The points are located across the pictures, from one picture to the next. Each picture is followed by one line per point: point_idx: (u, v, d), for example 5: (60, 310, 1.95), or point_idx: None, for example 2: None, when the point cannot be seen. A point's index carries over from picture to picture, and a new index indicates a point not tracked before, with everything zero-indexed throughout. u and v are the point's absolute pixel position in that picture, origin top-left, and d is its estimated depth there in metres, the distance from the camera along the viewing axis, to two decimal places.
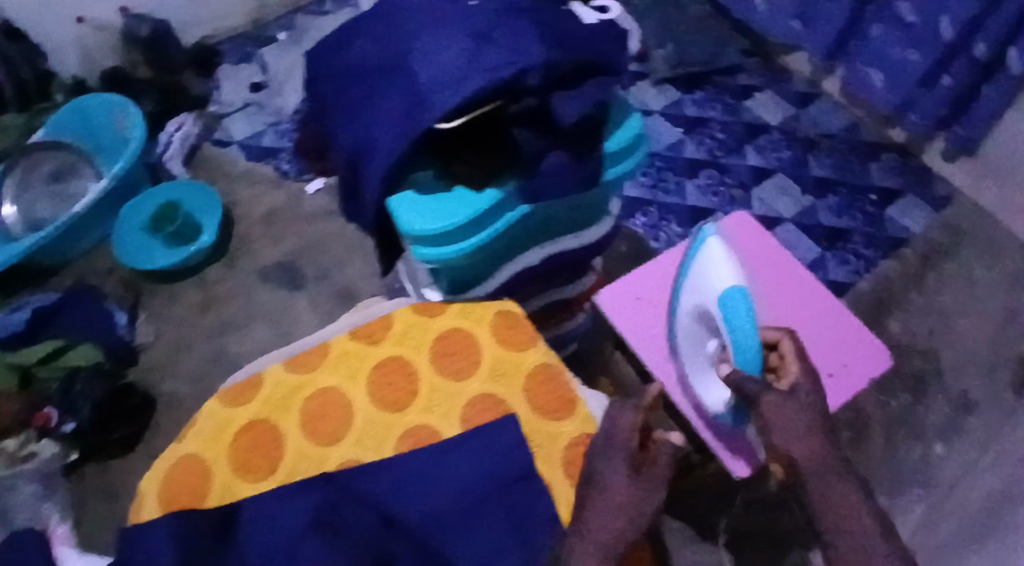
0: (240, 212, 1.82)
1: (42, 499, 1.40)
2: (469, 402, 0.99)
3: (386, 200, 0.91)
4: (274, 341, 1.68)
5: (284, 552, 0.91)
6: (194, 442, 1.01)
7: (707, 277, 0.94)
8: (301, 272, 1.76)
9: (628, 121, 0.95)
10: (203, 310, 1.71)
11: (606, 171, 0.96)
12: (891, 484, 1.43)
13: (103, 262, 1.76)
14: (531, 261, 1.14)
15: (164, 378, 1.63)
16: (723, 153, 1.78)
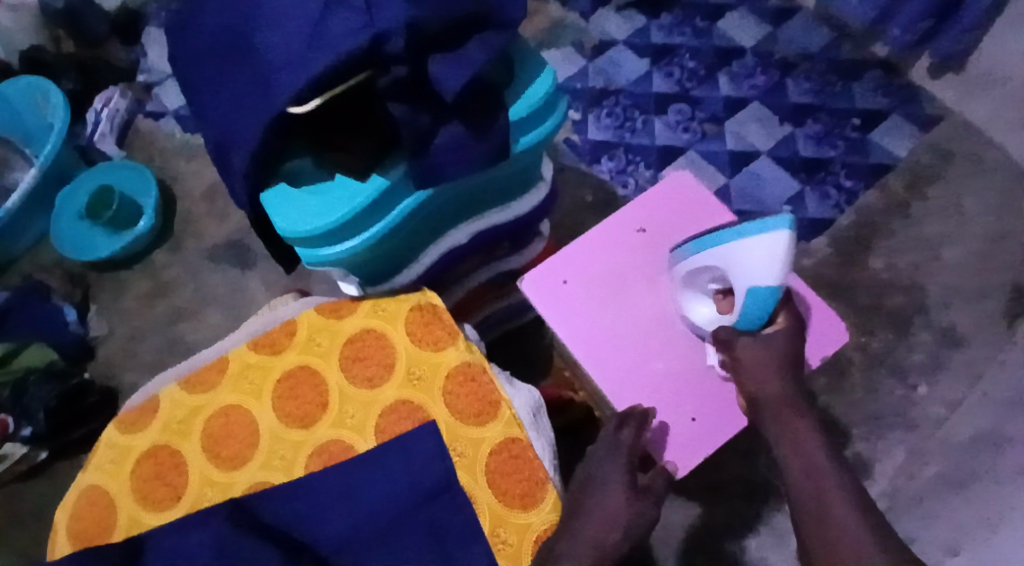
0: (180, 190, 1.73)
1: None
2: (384, 412, 0.88)
3: (259, 196, 0.81)
4: (228, 325, 1.62)
5: None
6: (95, 472, 0.88)
7: (755, 267, 0.75)
8: (250, 251, 1.67)
9: (541, 74, 0.82)
10: (153, 298, 1.65)
11: (516, 141, 0.83)
12: (869, 427, 1.37)
13: (48, 256, 1.67)
14: (458, 241, 1.03)
15: (124, 371, 1.59)
16: (694, 84, 1.66)
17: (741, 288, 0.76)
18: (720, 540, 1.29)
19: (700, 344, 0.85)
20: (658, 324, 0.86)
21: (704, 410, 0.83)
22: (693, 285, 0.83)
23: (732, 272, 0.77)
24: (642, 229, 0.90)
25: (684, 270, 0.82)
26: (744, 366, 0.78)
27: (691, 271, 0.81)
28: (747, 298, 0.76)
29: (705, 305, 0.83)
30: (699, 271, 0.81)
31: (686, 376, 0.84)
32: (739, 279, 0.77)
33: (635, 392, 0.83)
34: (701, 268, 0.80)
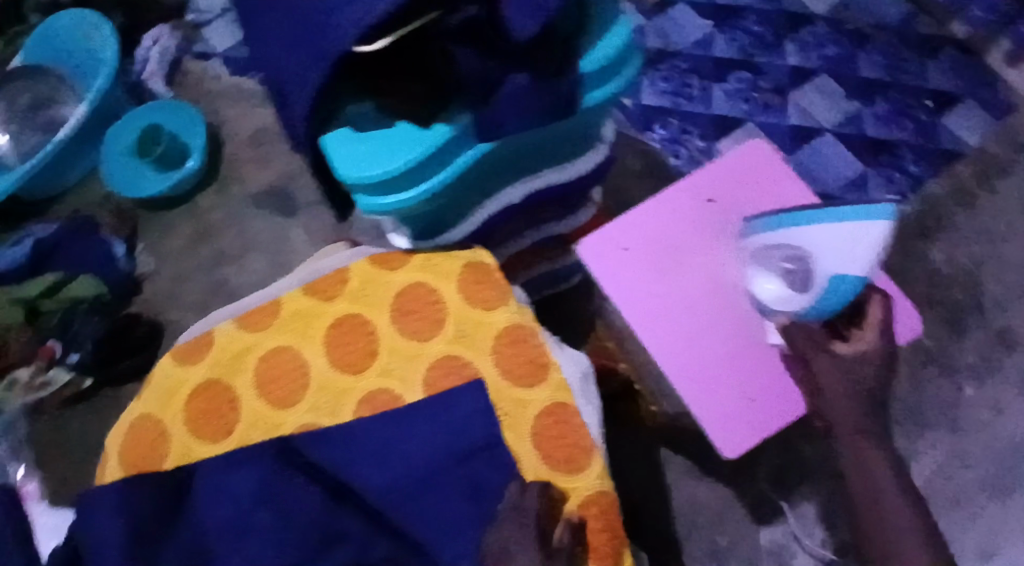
0: (227, 133, 1.72)
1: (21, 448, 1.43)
2: (432, 366, 0.88)
3: (318, 138, 0.79)
4: (271, 273, 1.63)
5: (232, 532, 0.75)
6: (147, 403, 0.88)
7: (853, 251, 0.76)
8: (294, 198, 1.67)
9: (616, 26, 0.77)
10: (199, 240, 1.66)
11: (586, 95, 0.79)
12: (909, 424, 1.34)
13: (97, 192, 1.67)
14: (510, 201, 1.02)
15: (169, 306, 1.61)
16: (759, 51, 1.60)
17: (831, 270, 0.77)
18: (748, 525, 1.28)
19: (761, 321, 0.82)
20: (721, 299, 0.83)
21: (764, 391, 0.81)
22: (765, 260, 0.80)
23: (821, 253, 0.77)
24: (711, 200, 0.86)
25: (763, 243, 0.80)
26: (818, 380, 0.79)
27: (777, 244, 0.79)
28: (831, 284, 0.77)
29: (772, 282, 0.80)
30: (779, 246, 0.80)
31: (748, 356, 0.81)
32: (830, 262, 0.77)
33: (695, 368, 0.81)
34: (783, 244, 0.79)
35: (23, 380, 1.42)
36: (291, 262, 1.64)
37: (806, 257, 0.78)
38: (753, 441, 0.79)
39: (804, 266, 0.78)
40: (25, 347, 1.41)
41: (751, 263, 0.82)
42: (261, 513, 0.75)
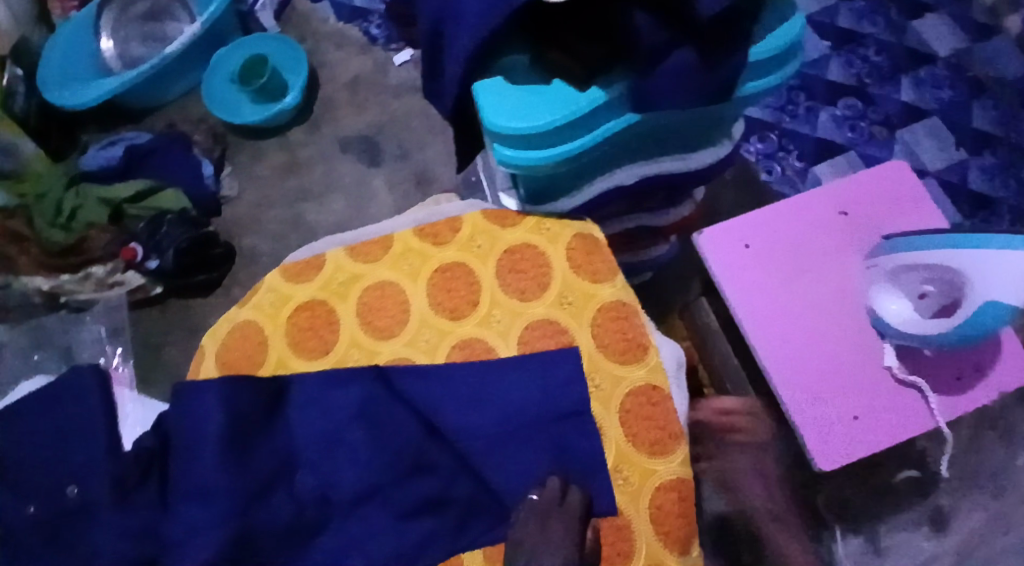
0: (325, 76, 1.65)
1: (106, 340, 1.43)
2: (530, 326, 0.89)
3: (471, 86, 0.79)
4: (351, 218, 1.55)
5: (326, 441, 0.84)
6: (254, 310, 0.92)
7: (1001, 279, 0.77)
8: (381, 148, 1.60)
9: (789, 19, 0.78)
10: (286, 172, 1.59)
11: (743, 84, 0.79)
12: (964, 483, 1.24)
13: (195, 111, 1.63)
14: (622, 181, 1.00)
15: (247, 232, 1.55)
16: (874, 80, 1.53)
17: (976, 298, 0.78)
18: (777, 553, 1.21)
19: (877, 342, 0.85)
20: (836, 313, 0.86)
21: (868, 410, 0.83)
22: (902, 280, 0.84)
23: (969, 279, 0.79)
24: (843, 213, 0.90)
25: (903, 261, 0.83)
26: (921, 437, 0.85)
27: (915, 266, 0.83)
28: (977, 311, 0.78)
29: (898, 303, 0.84)
30: (919, 268, 0.83)
31: (856, 374, 0.84)
32: (973, 290, 0.79)
33: (802, 376, 0.84)
34: (926, 266, 0.82)
35: (97, 276, 1.40)
36: (370, 212, 1.56)
37: (949, 282, 0.81)
38: (852, 457, 0.82)
39: (942, 290, 0.83)
40: (107, 245, 1.42)
41: (882, 282, 0.85)
42: (353, 428, 0.84)
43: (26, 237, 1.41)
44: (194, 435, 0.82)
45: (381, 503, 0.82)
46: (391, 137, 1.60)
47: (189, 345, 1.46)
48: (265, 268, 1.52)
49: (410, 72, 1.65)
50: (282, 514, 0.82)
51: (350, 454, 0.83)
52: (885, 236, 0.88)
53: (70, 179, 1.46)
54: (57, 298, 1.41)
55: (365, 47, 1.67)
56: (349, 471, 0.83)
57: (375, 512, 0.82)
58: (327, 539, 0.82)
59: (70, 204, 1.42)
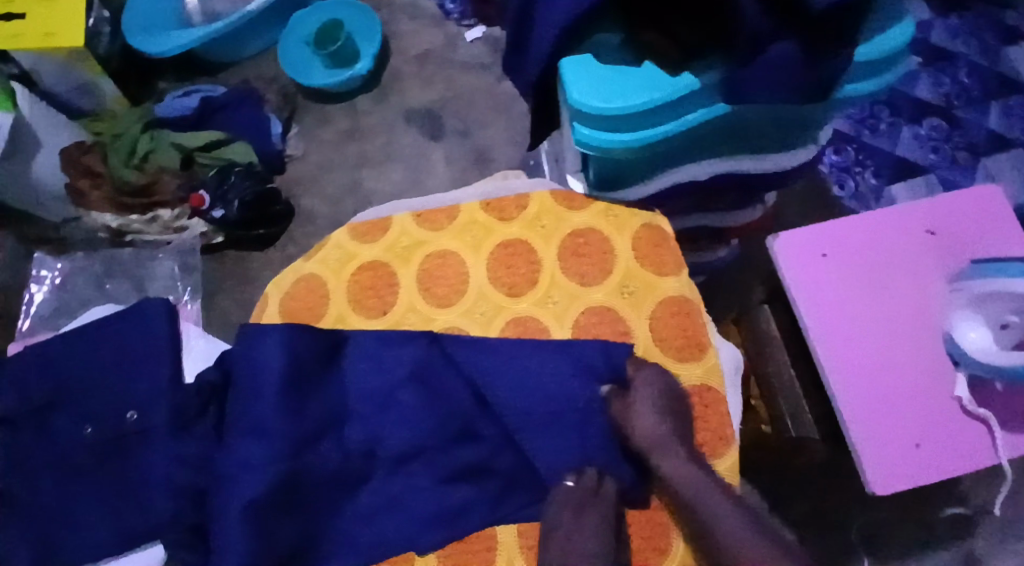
0: (397, 46, 1.66)
1: (182, 275, 1.45)
2: (587, 311, 0.88)
3: (558, 61, 0.80)
4: (407, 189, 1.56)
5: (378, 400, 0.87)
6: (318, 264, 0.93)
7: None
8: (446, 122, 1.60)
9: (899, 26, 0.79)
10: (349, 137, 1.60)
11: (845, 84, 0.81)
12: (1004, 525, 1.18)
13: (269, 69, 1.66)
14: (697, 176, 0.99)
15: (305, 193, 1.56)
16: (961, 103, 1.48)
17: None
18: None
19: (950, 370, 0.83)
20: (909, 335, 0.85)
21: (931, 438, 0.82)
22: (987, 306, 0.81)
23: None
24: (929, 232, 0.88)
25: (992, 287, 0.80)
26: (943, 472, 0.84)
27: (1003, 293, 0.79)
28: None
29: (977, 332, 0.81)
30: (1008, 296, 0.79)
31: (921, 400, 0.83)
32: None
33: (866, 395, 0.83)
34: (1014, 294, 0.79)
35: (163, 219, 1.44)
36: (427, 184, 1.56)
37: None
38: (909, 484, 0.80)
39: None
40: (176, 191, 1.45)
41: (965, 307, 0.83)
42: (403, 390, 0.87)
43: (101, 173, 1.44)
44: (254, 377, 0.83)
45: (424, 465, 0.86)
46: (456, 112, 1.60)
47: (242, 297, 1.48)
48: (322, 228, 1.54)
49: (481, 49, 1.64)
50: (330, 466, 0.84)
51: (397, 411, 0.87)
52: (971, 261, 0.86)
53: (146, 124, 1.48)
54: (123, 236, 1.46)
55: (440, 21, 1.67)
56: (403, 426, 0.86)
57: (417, 472, 0.85)
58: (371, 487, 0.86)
59: (144, 147, 1.44)
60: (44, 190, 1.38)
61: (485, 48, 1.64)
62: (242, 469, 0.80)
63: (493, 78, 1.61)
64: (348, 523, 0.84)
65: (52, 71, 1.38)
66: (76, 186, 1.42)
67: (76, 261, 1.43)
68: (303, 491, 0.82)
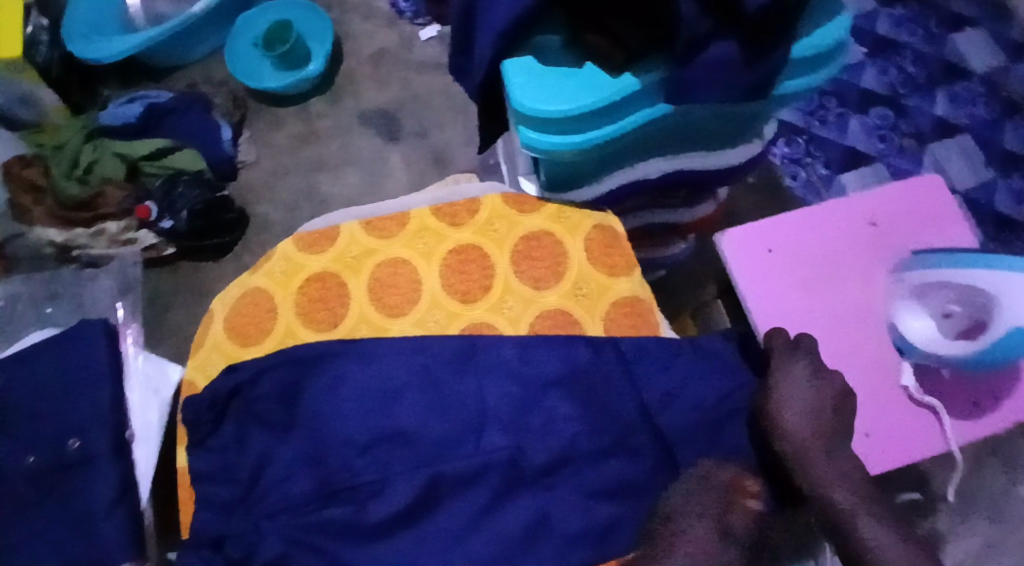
0: (350, 47, 1.63)
1: (118, 294, 1.38)
2: (541, 315, 0.88)
3: (500, 63, 0.78)
4: (362, 193, 1.53)
5: (378, 396, 0.80)
6: (267, 278, 0.92)
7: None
8: (400, 124, 1.58)
9: (834, 19, 0.79)
10: (303, 142, 1.57)
11: (783, 80, 0.81)
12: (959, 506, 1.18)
13: (217, 73, 1.62)
14: (647, 174, 0.99)
15: (259, 200, 1.53)
16: (908, 91, 1.50)
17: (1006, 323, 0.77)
18: None
19: (896, 359, 0.84)
20: (857, 327, 0.85)
21: (881, 427, 0.83)
22: (928, 297, 0.83)
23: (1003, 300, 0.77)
24: (873, 223, 0.89)
25: (932, 278, 0.82)
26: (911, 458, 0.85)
27: (943, 284, 0.81)
28: (1004, 336, 0.78)
29: (920, 321, 0.83)
30: (949, 286, 0.81)
31: (872, 390, 0.84)
32: (1005, 316, 0.77)
33: None
34: (956, 285, 0.81)
35: (110, 232, 1.38)
36: (383, 188, 1.54)
37: (975, 304, 0.80)
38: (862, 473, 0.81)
39: (967, 312, 0.81)
40: (123, 202, 1.39)
41: (907, 297, 0.84)
42: (551, 394, 0.81)
43: (43, 187, 1.40)
44: (379, 389, 0.80)
45: (574, 476, 0.78)
46: (411, 114, 1.58)
47: (196, 309, 1.45)
48: (277, 236, 1.51)
49: (435, 49, 1.62)
50: (478, 495, 0.77)
51: (549, 420, 0.80)
52: (914, 250, 0.87)
53: (89, 133, 1.44)
54: (69, 251, 1.40)
55: (393, 21, 1.64)
56: (558, 429, 0.79)
57: (567, 486, 0.78)
58: (518, 505, 0.77)
59: (87, 157, 1.40)
60: None
61: (439, 47, 1.63)
62: (380, 487, 0.76)
63: (447, 78, 1.60)
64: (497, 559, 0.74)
65: None
66: (18, 201, 1.40)
67: (13, 286, 1.36)
68: (439, 516, 0.76)
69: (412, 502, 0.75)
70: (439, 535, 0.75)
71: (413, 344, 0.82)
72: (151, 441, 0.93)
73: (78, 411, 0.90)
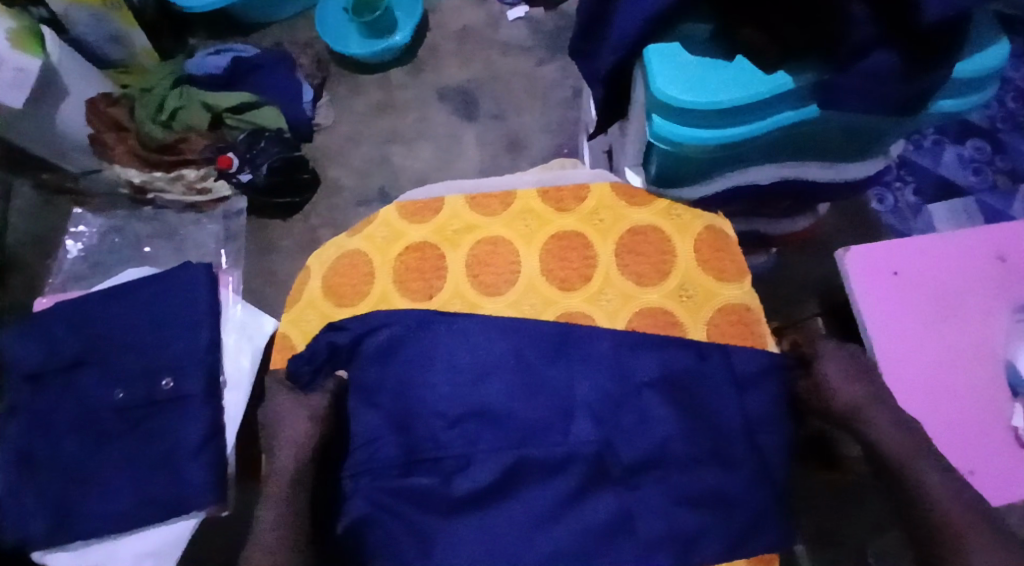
0: (437, 20, 1.60)
1: (218, 241, 1.43)
2: (640, 312, 0.85)
3: (643, 47, 0.76)
4: (436, 168, 1.50)
5: (474, 374, 0.79)
6: (364, 240, 0.91)
7: None
8: (480, 102, 1.54)
9: (991, 47, 0.75)
10: (381, 111, 1.54)
11: (937, 99, 0.79)
12: None
13: (303, 34, 1.60)
14: (760, 180, 0.96)
15: (333, 164, 1.51)
16: (1006, 127, 1.33)
17: None
18: None
19: (1009, 402, 0.81)
20: (973, 366, 0.82)
21: (986, 467, 0.80)
22: None
23: None
24: (1001, 259, 0.86)
25: None
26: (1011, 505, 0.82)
27: None
28: None
29: None
30: None
31: (979, 430, 0.80)
32: None
33: (924, 420, 0.81)
34: None
35: (188, 179, 1.39)
36: (457, 166, 1.50)
37: None
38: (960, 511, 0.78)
39: None
40: (204, 150, 1.40)
41: None
42: (645, 396, 0.79)
43: (128, 128, 1.40)
44: (479, 366, 0.79)
45: (661, 481, 0.77)
46: (492, 94, 1.54)
47: (260, 265, 1.44)
48: (346, 202, 1.48)
49: (522, 30, 1.58)
50: (560, 484, 0.76)
51: (642, 419, 0.78)
52: None
53: (176, 80, 1.45)
54: (144, 194, 1.41)
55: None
56: (651, 431, 0.78)
57: (652, 490, 0.77)
58: (599, 502, 0.76)
59: (173, 103, 1.40)
60: (68, 140, 1.33)
61: (526, 29, 1.59)
62: (465, 463, 0.77)
63: (531, 62, 1.56)
64: (575, 553, 0.75)
65: (84, 19, 1.32)
66: (100, 138, 1.38)
67: (116, 220, 1.43)
68: (519, 501, 0.76)
69: (499, 479, 0.76)
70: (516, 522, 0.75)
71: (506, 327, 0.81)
72: (238, 389, 0.96)
73: (165, 356, 0.92)
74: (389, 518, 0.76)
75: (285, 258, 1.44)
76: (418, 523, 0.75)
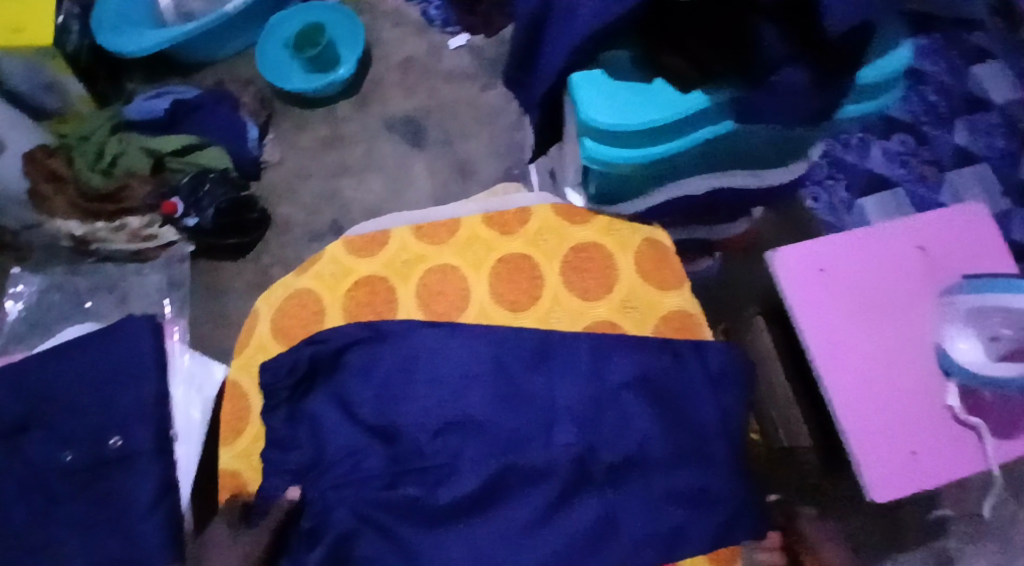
0: (379, 52, 1.62)
1: (163, 291, 1.41)
2: (590, 327, 0.88)
3: (569, 75, 0.79)
4: (386, 198, 1.51)
5: (450, 393, 0.81)
6: (313, 279, 0.91)
7: None
8: (426, 131, 1.56)
9: (894, 51, 0.80)
10: (328, 146, 1.55)
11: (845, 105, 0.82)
12: None
13: (244, 73, 1.60)
14: (694, 191, 0.99)
15: (282, 201, 1.51)
16: (931, 121, 1.38)
17: None
18: None
19: (942, 382, 0.85)
20: (905, 353, 0.86)
21: (927, 446, 0.83)
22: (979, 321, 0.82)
23: None
24: (921, 248, 0.90)
25: (981, 302, 0.81)
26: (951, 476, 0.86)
27: (984, 310, 0.80)
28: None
29: (967, 343, 0.82)
30: (997, 309, 0.80)
31: (915, 413, 0.84)
32: None
33: (864, 409, 0.84)
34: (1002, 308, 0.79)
35: (133, 227, 1.36)
36: (407, 195, 1.51)
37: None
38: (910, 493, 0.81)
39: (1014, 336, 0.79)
40: (145, 197, 1.37)
41: (958, 321, 0.84)
42: (624, 396, 0.82)
43: (65, 177, 1.37)
44: (445, 392, 0.81)
45: (641, 482, 0.79)
46: (438, 122, 1.56)
47: (213, 307, 1.42)
48: (297, 238, 1.48)
49: (464, 58, 1.61)
50: (538, 494, 0.77)
51: (622, 421, 0.81)
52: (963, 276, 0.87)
53: (114, 126, 1.43)
54: (88, 245, 1.38)
55: (421, 29, 1.64)
56: (624, 437, 0.80)
57: (633, 490, 0.79)
58: (582, 508, 0.77)
59: (112, 150, 1.38)
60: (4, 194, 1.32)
61: (468, 57, 1.61)
62: (448, 473, 0.78)
63: (475, 89, 1.58)
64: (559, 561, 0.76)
65: (18, 70, 1.31)
66: (37, 190, 1.36)
67: (55, 275, 1.40)
68: (503, 507, 0.77)
69: (479, 490, 0.77)
70: (491, 534, 0.76)
71: (460, 358, 0.82)
72: (191, 440, 0.95)
73: (121, 409, 0.91)
74: (371, 530, 0.75)
75: (240, 298, 1.43)
76: (401, 539, 0.75)
